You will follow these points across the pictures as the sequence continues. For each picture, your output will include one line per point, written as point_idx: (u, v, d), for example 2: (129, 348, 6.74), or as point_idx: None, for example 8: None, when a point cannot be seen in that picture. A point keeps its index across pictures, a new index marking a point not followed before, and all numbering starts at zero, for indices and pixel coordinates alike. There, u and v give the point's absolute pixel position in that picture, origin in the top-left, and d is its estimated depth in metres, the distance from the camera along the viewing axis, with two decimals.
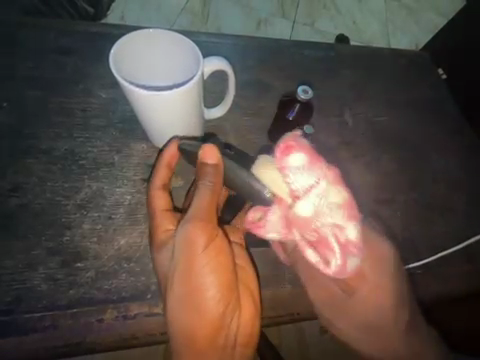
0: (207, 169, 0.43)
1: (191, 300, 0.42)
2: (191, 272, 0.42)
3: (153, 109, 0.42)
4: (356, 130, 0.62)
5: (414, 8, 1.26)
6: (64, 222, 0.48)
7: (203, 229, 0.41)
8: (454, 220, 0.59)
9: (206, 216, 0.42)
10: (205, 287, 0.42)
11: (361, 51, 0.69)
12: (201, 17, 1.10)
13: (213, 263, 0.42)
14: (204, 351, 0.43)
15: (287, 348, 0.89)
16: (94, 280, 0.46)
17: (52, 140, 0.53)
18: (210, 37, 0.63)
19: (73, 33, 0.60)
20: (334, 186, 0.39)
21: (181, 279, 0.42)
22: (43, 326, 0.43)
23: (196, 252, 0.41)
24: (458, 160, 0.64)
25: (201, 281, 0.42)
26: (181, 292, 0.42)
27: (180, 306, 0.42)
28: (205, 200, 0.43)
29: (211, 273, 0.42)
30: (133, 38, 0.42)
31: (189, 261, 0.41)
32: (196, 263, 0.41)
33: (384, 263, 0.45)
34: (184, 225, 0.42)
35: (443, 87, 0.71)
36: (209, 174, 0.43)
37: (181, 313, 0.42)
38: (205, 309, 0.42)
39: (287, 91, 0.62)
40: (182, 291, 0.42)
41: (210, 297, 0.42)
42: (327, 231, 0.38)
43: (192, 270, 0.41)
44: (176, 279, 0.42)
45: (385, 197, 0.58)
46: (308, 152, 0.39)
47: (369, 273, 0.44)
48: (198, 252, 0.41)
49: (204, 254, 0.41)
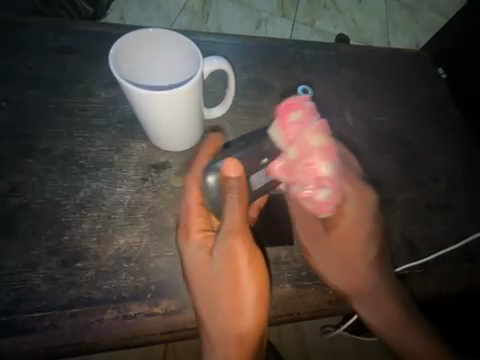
0: (231, 183, 0.41)
1: (233, 314, 0.42)
2: (235, 284, 0.42)
3: (153, 110, 0.41)
4: (356, 129, 0.62)
5: (415, 7, 1.26)
6: (63, 221, 0.48)
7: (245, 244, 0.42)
8: (454, 219, 0.59)
9: (245, 228, 0.42)
10: (247, 304, 0.42)
11: (361, 51, 0.69)
12: (201, 16, 1.10)
13: (255, 277, 0.42)
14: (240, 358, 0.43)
15: (287, 348, 0.89)
16: (94, 280, 0.46)
17: (52, 139, 0.53)
18: (209, 37, 0.63)
19: (73, 32, 0.60)
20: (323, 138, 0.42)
21: (225, 290, 0.42)
22: (43, 326, 0.43)
23: (238, 265, 0.42)
24: (459, 159, 0.64)
25: (244, 295, 0.42)
26: (222, 306, 0.42)
27: (220, 320, 0.43)
28: (235, 214, 0.42)
29: (253, 287, 0.42)
30: (132, 38, 0.42)
31: (232, 272, 0.42)
32: (238, 277, 0.42)
33: (366, 203, 0.50)
34: (225, 238, 0.42)
35: (443, 86, 0.71)
36: (234, 188, 0.41)
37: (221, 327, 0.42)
38: (245, 322, 0.42)
39: (287, 90, 0.62)
40: (226, 302, 0.42)
41: (251, 312, 0.42)
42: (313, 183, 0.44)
43: (234, 283, 0.42)
44: (216, 292, 0.43)
45: (385, 197, 0.58)
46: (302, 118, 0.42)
47: (351, 210, 0.50)
48: (240, 267, 0.42)
49: (248, 269, 0.42)
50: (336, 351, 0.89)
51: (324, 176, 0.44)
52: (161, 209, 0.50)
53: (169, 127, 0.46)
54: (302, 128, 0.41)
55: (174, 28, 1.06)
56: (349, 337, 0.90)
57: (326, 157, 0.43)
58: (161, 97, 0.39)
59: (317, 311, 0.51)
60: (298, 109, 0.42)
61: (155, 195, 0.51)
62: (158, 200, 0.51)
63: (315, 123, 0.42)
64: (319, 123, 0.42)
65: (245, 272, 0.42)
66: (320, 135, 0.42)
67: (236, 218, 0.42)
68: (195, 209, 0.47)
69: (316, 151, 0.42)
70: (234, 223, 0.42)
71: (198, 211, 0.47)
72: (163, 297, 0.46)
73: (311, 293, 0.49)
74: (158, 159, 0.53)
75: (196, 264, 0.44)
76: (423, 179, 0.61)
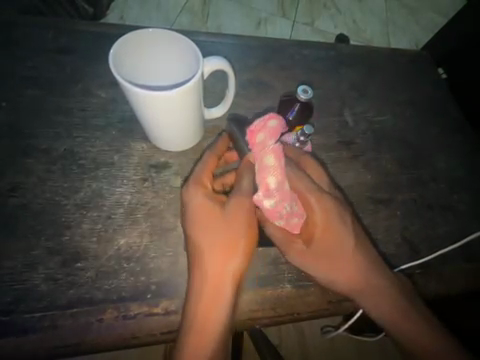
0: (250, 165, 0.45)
1: (219, 270, 0.42)
2: (231, 239, 0.42)
3: (153, 109, 0.41)
4: (356, 129, 0.62)
5: (414, 8, 1.26)
6: (63, 221, 0.48)
7: (248, 219, 0.43)
8: (454, 219, 0.59)
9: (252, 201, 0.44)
10: (236, 260, 0.42)
11: (361, 51, 0.69)
12: (201, 16, 1.10)
13: (249, 240, 0.43)
14: (208, 318, 0.41)
15: (287, 348, 0.89)
16: (94, 280, 0.46)
17: (52, 139, 0.53)
18: (209, 37, 0.64)
19: (73, 32, 0.60)
20: (277, 154, 0.43)
21: (220, 244, 0.42)
22: (43, 326, 0.43)
23: (240, 222, 0.43)
24: (459, 159, 0.64)
25: (236, 251, 0.42)
26: (207, 285, 0.41)
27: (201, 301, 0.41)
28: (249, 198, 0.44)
29: (246, 248, 0.42)
30: (132, 38, 0.41)
31: (232, 227, 0.43)
32: (230, 257, 0.42)
33: (333, 212, 0.46)
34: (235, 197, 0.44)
35: (444, 86, 0.71)
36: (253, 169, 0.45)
37: (202, 296, 0.41)
38: (229, 277, 0.42)
39: (287, 90, 0.62)
40: (216, 255, 0.42)
41: (237, 268, 0.42)
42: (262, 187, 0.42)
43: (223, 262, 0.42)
44: (207, 258, 0.42)
45: (385, 196, 0.58)
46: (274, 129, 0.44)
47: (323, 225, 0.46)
48: (241, 224, 0.43)
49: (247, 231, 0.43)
50: (336, 351, 0.89)
51: (284, 188, 0.43)
52: (161, 209, 0.50)
53: (168, 126, 0.46)
54: (263, 147, 0.43)
55: (174, 28, 1.06)
56: (349, 336, 0.90)
57: (273, 179, 0.42)
58: (161, 96, 0.39)
59: (317, 310, 0.50)
60: (265, 129, 0.44)
61: (156, 195, 0.51)
62: (158, 200, 0.51)
63: (271, 147, 0.43)
64: (277, 145, 0.43)
65: (242, 244, 0.42)
66: (276, 156, 0.43)
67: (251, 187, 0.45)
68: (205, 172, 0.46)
69: (269, 166, 0.42)
70: (241, 203, 0.44)
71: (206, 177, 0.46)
72: (164, 297, 0.46)
73: (311, 292, 0.49)
74: (158, 159, 0.54)
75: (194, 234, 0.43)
76: (423, 178, 0.61)
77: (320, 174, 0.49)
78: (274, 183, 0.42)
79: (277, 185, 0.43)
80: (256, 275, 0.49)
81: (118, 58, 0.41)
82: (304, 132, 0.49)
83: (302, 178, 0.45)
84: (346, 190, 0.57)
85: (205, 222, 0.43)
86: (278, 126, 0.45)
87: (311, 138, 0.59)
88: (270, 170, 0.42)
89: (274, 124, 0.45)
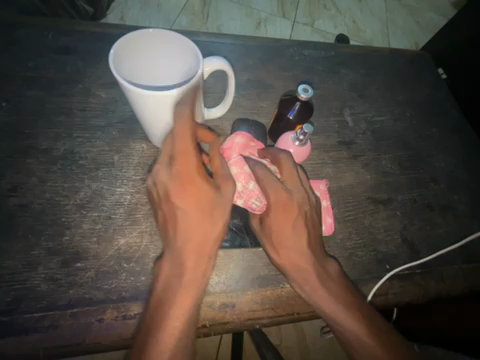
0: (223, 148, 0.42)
1: (196, 245, 0.39)
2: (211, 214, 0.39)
3: (151, 110, 0.41)
4: (355, 129, 0.62)
5: (414, 8, 1.26)
6: (64, 221, 0.48)
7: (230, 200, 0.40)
8: (454, 219, 0.59)
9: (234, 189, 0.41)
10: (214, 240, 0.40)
11: (360, 51, 0.69)
12: (201, 16, 1.10)
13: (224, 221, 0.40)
14: (174, 293, 0.39)
15: (287, 348, 0.89)
16: (94, 280, 0.46)
17: (52, 139, 0.53)
18: (208, 37, 0.64)
19: (73, 33, 0.60)
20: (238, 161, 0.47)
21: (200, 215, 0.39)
22: (43, 326, 0.43)
23: (223, 200, 0.40)
24: (458, 159, 0.64)
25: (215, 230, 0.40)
26: (185, 270, 0.39)
27: (176, 293, 0.39)
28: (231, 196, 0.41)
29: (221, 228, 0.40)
30: (133, 38, 0.41)
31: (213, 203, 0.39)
32: (210, 240, 0.40)
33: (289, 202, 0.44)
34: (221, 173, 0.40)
35: (443, 86, 0.71)
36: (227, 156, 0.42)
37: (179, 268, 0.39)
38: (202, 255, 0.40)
39: (287, 90, 0.62)
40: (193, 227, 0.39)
41: (212, 247, 0.40)
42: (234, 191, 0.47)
43: (200, 256, 0.40)
44: (185, 230, 0.39)
45: (384, 197, 0.58)
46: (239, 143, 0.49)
47: (279, 214, 0.45)
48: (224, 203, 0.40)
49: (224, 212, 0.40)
50: (336, 351, 0.89)
51: (252, 189, 0.46)
52: None
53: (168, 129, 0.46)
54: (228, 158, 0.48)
55: (174, 28, 1.05)
56: None
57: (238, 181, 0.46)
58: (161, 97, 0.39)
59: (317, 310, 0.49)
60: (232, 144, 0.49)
61: None
62: None
63: (234, 159, 0.47)
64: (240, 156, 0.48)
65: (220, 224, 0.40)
66: (237, 164, 0.47)
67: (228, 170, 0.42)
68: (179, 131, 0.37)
69: (235, 174, 0.47)
70: (225, 196, 0.40)
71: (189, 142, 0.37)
72: None
73: None
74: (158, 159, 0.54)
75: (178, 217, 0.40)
76: (423, 178, 0.61)
77: (293, 172, 0.46)
78: (240, 186, 0.46)
79: (244, 188, 0.46)
80: (256, 276, 0.49)
81: (119, 58, 0.40)
82: (304, 132, 0.47)
83: (268, 175, 0.45)
84: (345, 189, 0.57)
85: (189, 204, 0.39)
86: (245, 140, 0.50)
87: (311, 138, 0.59)
88: (237, 177, 0.47)
89: (238, 140, 0.49)
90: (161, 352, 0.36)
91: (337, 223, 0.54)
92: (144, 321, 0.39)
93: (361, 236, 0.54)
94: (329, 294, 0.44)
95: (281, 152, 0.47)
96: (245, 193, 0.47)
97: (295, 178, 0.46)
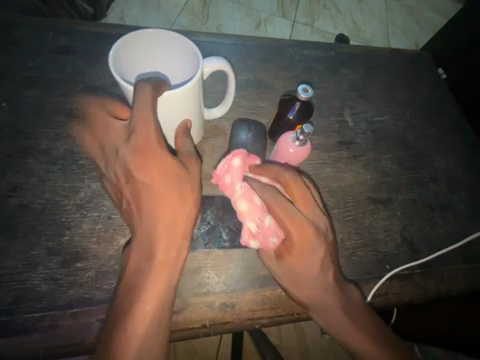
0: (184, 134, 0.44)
1: (168, 223, 0.39)
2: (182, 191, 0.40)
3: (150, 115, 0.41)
4: (355, 129, 0.62)
5: (414, 8, 1.26)
6: (64, 221, 0.48)
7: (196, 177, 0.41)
8: (454, 219, 0.59)
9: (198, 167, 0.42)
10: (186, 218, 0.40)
11: (360, 51, 0.69)
12: (201, 16, 1.10)
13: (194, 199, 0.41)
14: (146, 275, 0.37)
15: (287, 348, 0.89)
16: (94, 280, 0.46)
17: (52, 139, 0.53)
18: (208, 37, 0.64)
19: (73, 33, 0.60)
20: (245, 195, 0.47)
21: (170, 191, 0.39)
22: (43, 326, 0.43)
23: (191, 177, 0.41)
24: (458, 159, 0.64)
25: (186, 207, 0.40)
26: (158, 251, 0.38)
27: (150, 275, 0.37)
28: (196, 172, 0.42)
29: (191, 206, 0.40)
30: (133, 38, 0.41)
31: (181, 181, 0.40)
32: (182, 218, 0.40)
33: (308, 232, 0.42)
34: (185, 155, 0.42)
35: (443, 86, 0.71)
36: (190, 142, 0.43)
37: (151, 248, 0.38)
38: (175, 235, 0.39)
39: (287, 90, 0.62)
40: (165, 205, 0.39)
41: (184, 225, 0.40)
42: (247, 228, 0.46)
43: (173, 235, 0.39)
44: (157, 207, 0.39)
45: (384, 196, 0.58)
46: (237, 169, 0.47)
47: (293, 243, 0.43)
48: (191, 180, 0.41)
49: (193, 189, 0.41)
50: (336, 351, 0.89)
51: (267, 226, 0.46)
52: None
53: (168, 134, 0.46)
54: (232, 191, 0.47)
55: (174, 28, 1.05)
56: None
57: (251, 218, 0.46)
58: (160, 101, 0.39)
59: None
60: (232, 171, 0.47)
61: None
62: None
63: (241, 191, 0.47)
64: (245, 185, 0.47)
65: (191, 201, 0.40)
66: (247, 198, 0.46)
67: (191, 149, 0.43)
68: (142, 114, 0.36)
69: (246, 211, 0.46)
70: (193, 176, 0.41)
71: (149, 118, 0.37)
72: None
73: None
74: None
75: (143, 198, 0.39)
76: (423, 178, 0.61)
77: (306, 196, 0.43)
78: (254, 225, 0.46)
79: (260, 227, 0.46)
80: (256, 276, 0.49)
81: (118, 59, 0.40)
82: (303, 132, 0.46)
83: (283, 203, 0.42)
84: (345, 189, 0.57)
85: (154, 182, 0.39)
86: (242, 160, 0.48)
87: (311, 138, 0.59)
88: (250, 214, 0.46)
89: (235, 165, 0.47)
90: (132, 342, 0.35)
91: (337, 223, 0.54)
92: (110, 312, 0.37)
93: (360, 236, 0.54)
94: (323, 292, 0.44)
95: (286, 172, 0.44)
96: (258, 229, 0.46)
97: (310, 202, 0.44)
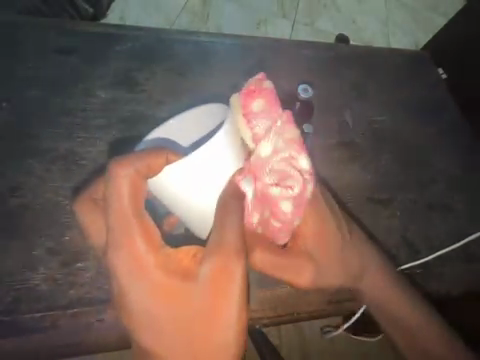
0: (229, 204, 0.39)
1: (195, 302, 0.39)
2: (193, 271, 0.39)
3: (168, 200, 0.40)
4: (356, 129, 0.62)
5: (415, 7, 1.25)
6: (64, 221, 0.48)
7: (229, 250, 0.39)
8: (454, 219, 0.60)
9: (224, 248, 0.39)
10: (210, 292, 0.39)
11: (361, 51, 0.68)
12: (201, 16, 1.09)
13: (215, 276, 0.39)
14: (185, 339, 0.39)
15: (288, 349, 0.88)
16: (94, 280, 0.46)
17: (53, 140, 0.53)
18: (207, 37, 0.63)
19: (72, 32, 0.59)
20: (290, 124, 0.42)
21: (186, 274, 0.39)
22: (43, 327, 0.43)
23: (211, 256, 0.38)
24: (459, 159, 0.65)
25: (205, 282, 0.39)
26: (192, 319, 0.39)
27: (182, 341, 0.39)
28: (231, 243, 0.39)
29: (216, 281, 0.39)
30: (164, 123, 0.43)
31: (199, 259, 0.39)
32: (208, 294, 0.39)
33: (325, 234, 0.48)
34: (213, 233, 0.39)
35: (443, 85, 0.71)
36: (231, 213, 0.39)
37: (181, 322, 0.39)
38: (202, 306, 0.39)
39: (288, 91, 0.62)
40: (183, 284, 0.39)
41: (207, 300, 0.39)
42: (289, 168, 0.41)
43: (206, 308, 0.39)
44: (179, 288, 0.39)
45: (385, 197, 0.58)
46: (266, 102, 0.42)
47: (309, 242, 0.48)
48: (210, 263, 0.38)
49: (216, 267, 0.38)
50: (337, 350, 0.89)
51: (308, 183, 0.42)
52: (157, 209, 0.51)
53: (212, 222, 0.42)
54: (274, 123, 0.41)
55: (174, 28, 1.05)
56: (349, 337, 0.90)
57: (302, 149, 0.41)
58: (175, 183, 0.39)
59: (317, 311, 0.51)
60: (262, 115, 0.41)
61: None
62: None
63: (282, 111, 0.42)
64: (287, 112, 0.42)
65: (219, 274, 0.38)
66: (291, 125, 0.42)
67: (228, 229, 0.39)
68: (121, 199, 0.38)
69: (295, 137, 0.41)
70: (223, 252, 0.38)
71: (136, 213, 0.38)
72: None
73: (312, 293, 0.50)
74: None
75: (153, 304, 0.38)
76: (423, 178, 0.61)
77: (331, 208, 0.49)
78: (306, 163, 0.42)
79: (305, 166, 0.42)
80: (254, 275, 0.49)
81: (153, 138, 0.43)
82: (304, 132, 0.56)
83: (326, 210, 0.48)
84: (346, 190, 0.57)
85: (166, 281, 0.38)
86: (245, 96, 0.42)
87: (312, 138, 0.59)
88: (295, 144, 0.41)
89: (262, 102, 0.41)
90: None
91: None
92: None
93: None
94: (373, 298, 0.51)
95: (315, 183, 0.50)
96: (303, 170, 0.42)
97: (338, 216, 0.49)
